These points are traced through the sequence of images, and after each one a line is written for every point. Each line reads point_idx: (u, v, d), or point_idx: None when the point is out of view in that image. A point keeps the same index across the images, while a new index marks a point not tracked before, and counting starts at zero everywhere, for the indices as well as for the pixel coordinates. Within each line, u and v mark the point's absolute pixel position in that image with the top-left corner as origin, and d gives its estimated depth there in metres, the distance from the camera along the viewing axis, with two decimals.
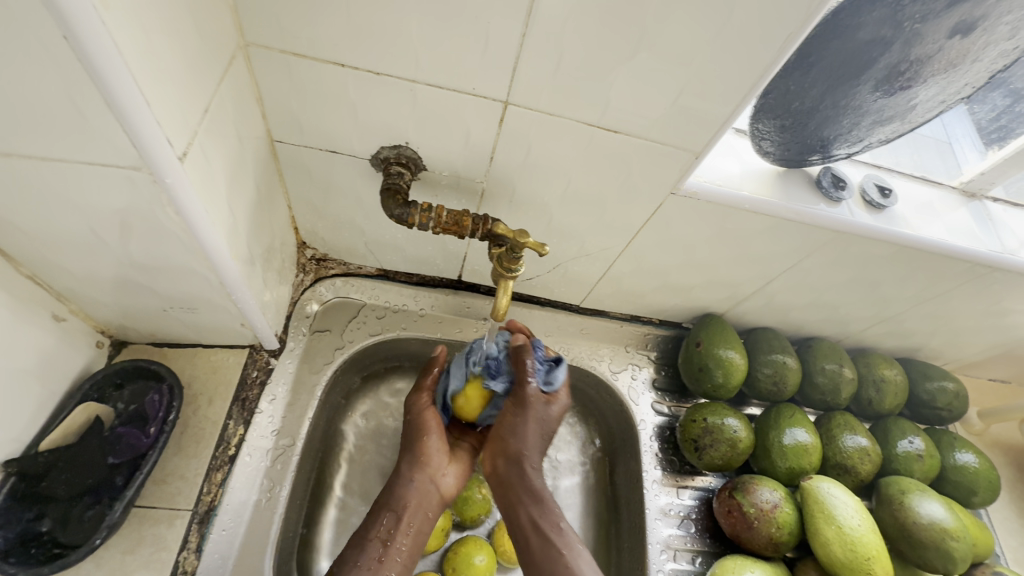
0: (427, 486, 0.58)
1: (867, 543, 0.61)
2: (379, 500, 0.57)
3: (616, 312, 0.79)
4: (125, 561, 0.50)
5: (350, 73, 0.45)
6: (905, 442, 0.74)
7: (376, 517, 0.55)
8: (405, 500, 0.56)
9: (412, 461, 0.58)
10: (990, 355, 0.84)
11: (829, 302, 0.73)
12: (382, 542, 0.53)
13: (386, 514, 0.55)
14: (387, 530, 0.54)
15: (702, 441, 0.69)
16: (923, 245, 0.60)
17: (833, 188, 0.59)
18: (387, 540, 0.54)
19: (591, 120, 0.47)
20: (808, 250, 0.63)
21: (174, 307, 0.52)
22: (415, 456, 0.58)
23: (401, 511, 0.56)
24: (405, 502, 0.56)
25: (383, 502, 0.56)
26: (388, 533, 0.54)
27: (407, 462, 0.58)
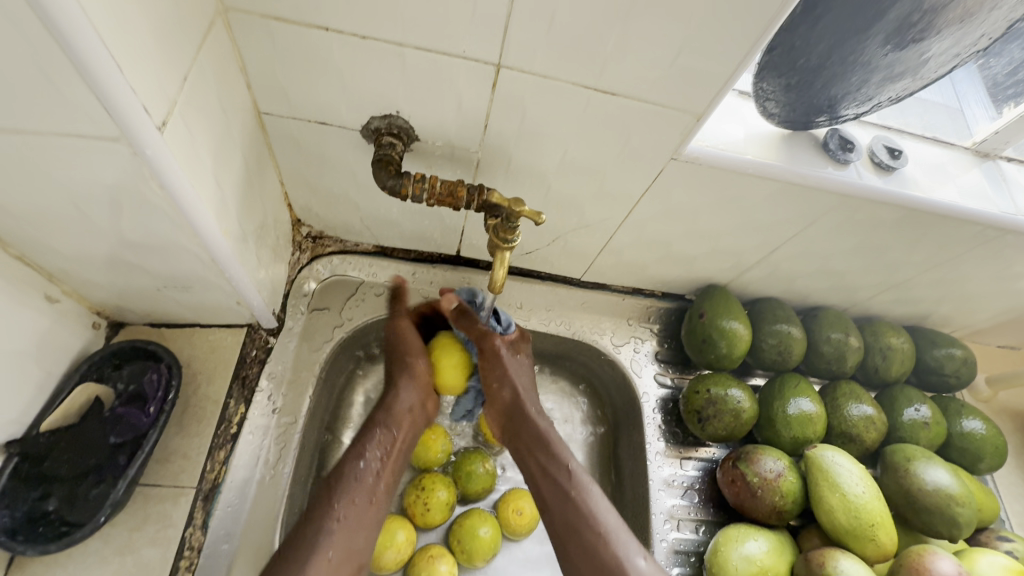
0: (415, 410, 0.62)
1: (872, 509, 0.60)
2: (372, 423, 0.60)
3: (618, 284, 0.78)
4: (132, 538, 0.51)
5: (334, 37, 0.43)
6: (911, 410, 0.73)
7: (369, 433, 0.58)
8: (398, 420, 0.60)
9: (402, 385, 0.62)
10: (1000, 322, 0.82)
11: (835, 269, 0.71)
12: (375, 459, 0.57)
13: (379, 431, 0.59)
14: (376, 448, 0.57)
15: (706, 412, 0.69)
16: (934, 208, 0.59)
17: (841, 150, 0.57)
18: (378, 456, 0.57)
19: (588, 82, 0.46)
20: (815, 216, 0.61)
21: (167, 287, 0.52)
22: (406, 374, 0.63)
23: (394, 430, 0.59)
24: (398, 421, 0.60)
25: (375, 420, 0.60)
26: (378, 451, 0.57)
27: (397, 383, 0.62)
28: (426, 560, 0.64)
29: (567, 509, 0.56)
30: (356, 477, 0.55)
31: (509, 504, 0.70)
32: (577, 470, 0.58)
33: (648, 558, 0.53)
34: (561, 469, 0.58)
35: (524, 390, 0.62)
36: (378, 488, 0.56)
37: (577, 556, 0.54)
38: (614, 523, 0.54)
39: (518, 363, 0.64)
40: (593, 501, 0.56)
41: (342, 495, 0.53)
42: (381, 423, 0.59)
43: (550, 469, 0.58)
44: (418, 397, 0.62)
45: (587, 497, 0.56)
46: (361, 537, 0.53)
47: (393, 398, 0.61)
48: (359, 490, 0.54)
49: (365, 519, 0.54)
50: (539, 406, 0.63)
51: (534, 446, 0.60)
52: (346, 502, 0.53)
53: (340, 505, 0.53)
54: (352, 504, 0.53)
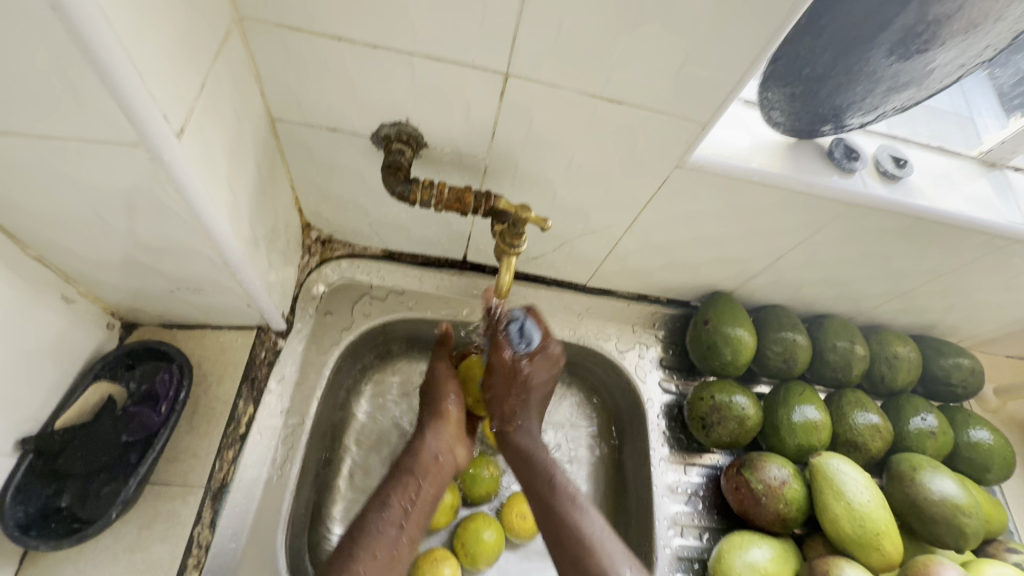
0: (442, 456, 0.61)
1: (877, 518, 0.60)
2: (404, 476, 0.58)
3: (624, 290, 0.79)
4: (141, 535, 0.51)
5: (347, 46, 0.44)
6: (917, 420, 0.73)
7: (397, 479, 0.58)
8: (426, 469, 0.59)
9: (428, 429, 0.62)
10: (1006, 332, 0.82)
11: (840, 278, 0.71)
12: (398, 511, 0.55)
13: (406, 479, 0.58)
14: (402, 497, 0.56)
15: (710, 418, 0.69)
16: (940, 217, 0.59)
17: (846, 159, 0.57)
18: (405, 508, 0.56)
19: (594, 91, 0.46)
20: (820, 224, 0.61)
21: (180, 289, 0.53)
22: (434, 419, 0.62)
23: (422, 478, 0.58)
24: (424, 470, 0.59)
25: (402, 466, 0.59)
26: (405, 500, 0.56)
27: (424, 430, 0.62)
28: (429, 563, 0.64)
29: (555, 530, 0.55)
30: (379, 528, 0.53)
31: (513, 508, 0.70)
32: (564, 481, 0.58)
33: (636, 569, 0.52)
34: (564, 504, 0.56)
35: (535, 412, 0.65)
36: (400, 542, 0.54)
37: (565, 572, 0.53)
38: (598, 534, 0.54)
39: (534, 388, 0.63)
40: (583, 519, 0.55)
41: (365, 548, 0.52)
42: (412, 474, 0.58)
43: (547, 512, 0.57)
44: (444, 444, 0.62)
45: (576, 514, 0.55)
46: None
47: (424, 445, 0.61)
48: (380, 542, 0.52)
49: (383, 573, 0.51)
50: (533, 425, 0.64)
51: (523, 468, 0.61)
52: (366, 555, 0.51)
53: (362, 558, 0.51)
54: (373, 557, 0.51)
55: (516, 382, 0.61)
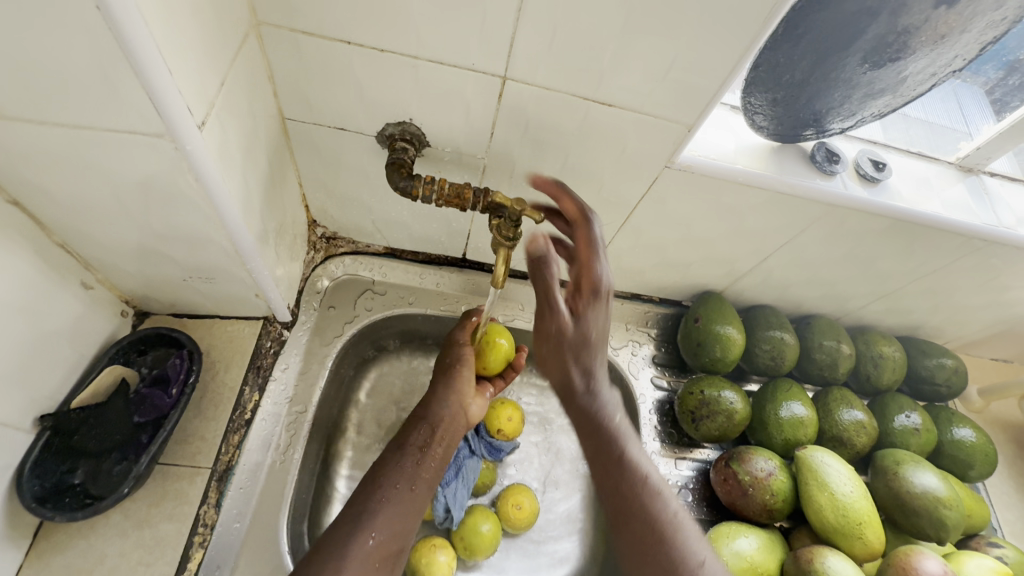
0: (455, 408, 0.63)
1: (859, 508, 0.62)
2: (421, 419, 0.61)
3: (618, 289, 0.81)
4: (150, 513, 0.53)
5: (356, 50, 0.47)
6: (902, 417, 0.75)
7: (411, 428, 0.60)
8: (440, 417, 0.62)
9: (441, 383, 0.64)
10: (991, 334, 0.84)
11: (826, 278, 0.74)
12: (416, 454, 0.58)
13: (421, 426, 0.61)
14: (420, 441, 0.59)
15: (699, 412, 0.71)
16: (919, 218, 0.61)
17: (827, 162, 0.60)
18: (420, 450, 0.58)
19: (586, 94, 0.49)
20: (805, 224, 0.64)
21: (192, 277, 0.55)
22: (445, 375, 0.65)
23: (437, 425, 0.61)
24: (440, 418, 0.62)
25: (416, 416, 0.62)
26: (421, 444, 0.59)
27: (437, 384, 0.64)
28: (426, 549, 0.66)
29: (639, 523, 0.47)
30: (399, 466, 0.56)
31: (509, 499, 0.72)
32: (634, 456, 0.51)
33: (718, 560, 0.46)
34: (631, 496, 0.49)
35: (592, 339, 0.54)
36: (418, 479, 0.56)
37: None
38: (673, 519, 0.48)
39: (594, 310, 0.53)
40: (656, 487, 0.49)
41: (384, 481, 0.54)
42: (429, 420, 0.61)
43: (620, 505, 0.49)
44: (458, 397, 0.64)
45: (645, 486, 0.49)
46: (402, 522, 0.53)
47: (435, 396, 0.63)
48: (399, 477, 0.55)
49: (409, 504, 0.54)
50: (601, 375, 0.54)
51: (584, 418, 0.54)
52: (389, 486, 0.54)
53: (383, 488, 0.54)
54: (393, 489, 0.54)
55: (584, 300, 0.53)
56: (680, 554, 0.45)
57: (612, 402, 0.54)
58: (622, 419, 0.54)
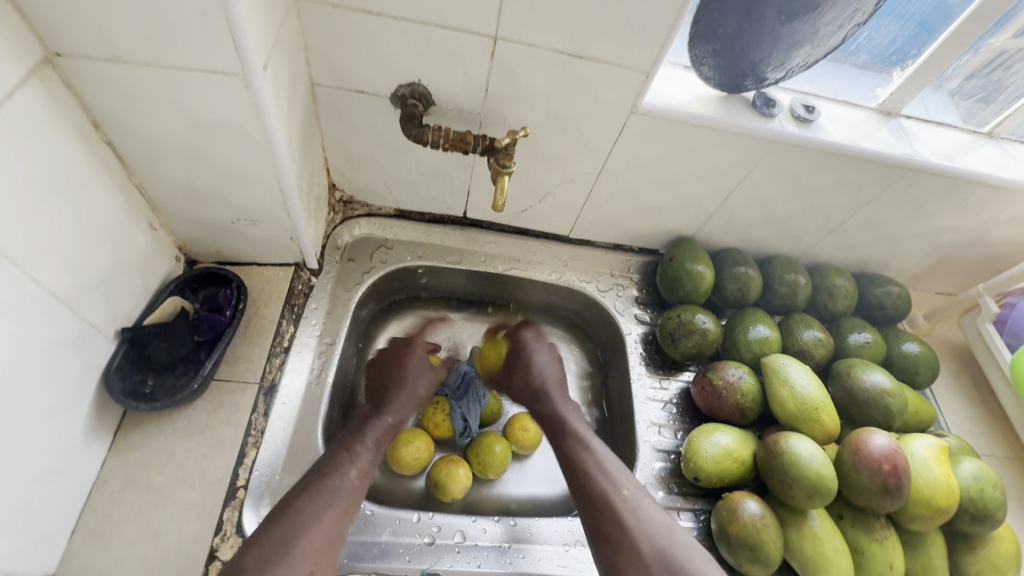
0: (383, 436, 0.68)
1: (815, 396, 0.72)
2: (379, 429, 0.69)
3: (601, 241, 0.93)
4: (209, 418, 0.62)
5: (375, 19, 0.59)
6: (855, 335, 0.86)
7: (346, 448, 0.63)
8: (372, 441, 0.66)
9: (369, 414, 0.70)
10: (930, 265, 0.96)
11: (779, 216, 0.86)
12: (352, 471, 0.60)
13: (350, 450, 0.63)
14: (361, 464, 0.61)
15: (677, 333, 0.81)
16: (845, 150, 0.73)
17: (766, 106, 0.72)
18: (359, 474, 0.60)
19: (562, 49, 0.61)
20: (754, 162, 0.76)
21: (240, 219, 0.65)
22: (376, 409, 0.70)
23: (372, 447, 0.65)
24: (373, 443, 0.66)
25: (352, 441, 0.64)
26: (370, 458, 0.63)
27: (364, 429, 0.66)
28: (445, 463, 0.75)
29: (578, 477, 0.66)
30: (335, 482, 0.58)
31: (515, 422, 0.81)
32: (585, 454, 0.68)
33: (631, 489, 0.64)
34: (583, 459, 0.68)
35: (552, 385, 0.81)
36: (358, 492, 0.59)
37: (582, 509, 0.64)
38: (602, 469, 0.66)
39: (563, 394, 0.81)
40: (591, 447, 0.69)
41: (327, 497, 0.56)
42: (387, 428, 0.70)
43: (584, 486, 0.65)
44: (387, 427, 0.69)
45: (591, 457, 0.67)
46: (339, 533, 0.55)
47: (370, 423, 0.68)
48: (338, 493, 0.57)
49: (339, 523, 0.55)
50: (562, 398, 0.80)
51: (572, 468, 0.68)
52: (324, 505, 0.56)
53: (326, 508, 0.56)
54: (333, 505, 0.56)
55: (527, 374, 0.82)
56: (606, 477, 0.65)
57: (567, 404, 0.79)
58: (577, 417, 0.76)
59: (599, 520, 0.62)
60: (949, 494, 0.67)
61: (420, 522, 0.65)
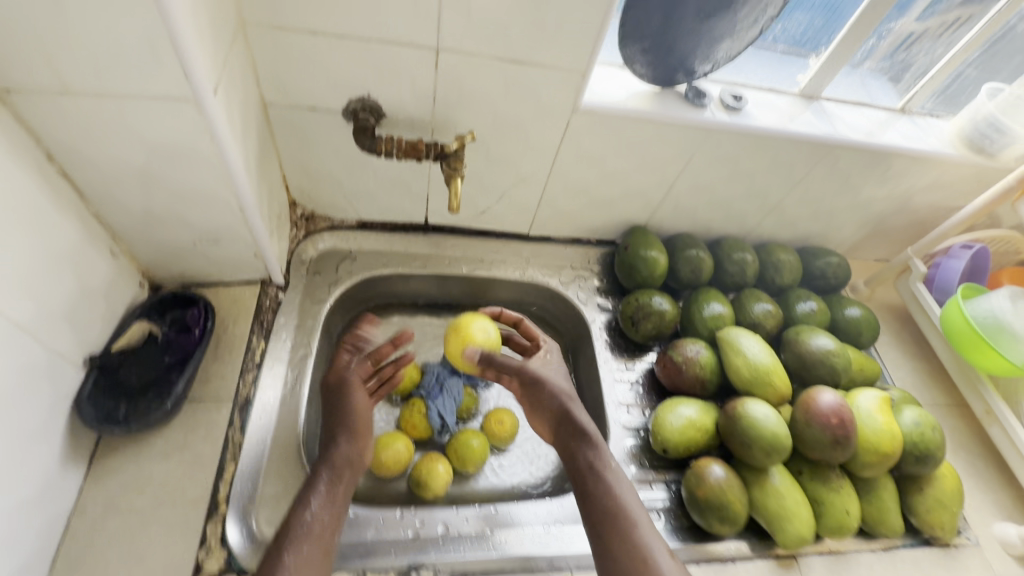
0: (355, 461, 0.64)
1: (766, 362, 0.77)
2: (331, 469, 0.61)
3: (560, 236, 0.97)
4: (185, 437, 0.63)
5: (321, 38, 0.61)
6: (802, 305, 0.92)
7: (313, 484, 0.59)
8: (337, 470, 0.62)
9: (338, 436, 0.65)
10: (865, 234, 1.03)
11: (722, 199, 0.91)
12: (317, 504, 0.57)
13: (321, 479, 0.60)
14: (325, 499, 0.58)
15: (637, 316, 0.86)
16: (773, 132, 0.79)
17: (696, 97, 0.78)
18: (327, 510, 0.57)
19: (502, 56, 0.65)
20: (693, 150, 0.81)
21: (202, 240, 0.67)
22: (343, 430, 0.66)
23: (339, 475, 0.61)
24: (340, 469, 0.62)
25: (319, 470, 0.61)
26: (329, 499, 0.58)
27: (336, 441, 0.64)
28: (426, 463, 0.77)
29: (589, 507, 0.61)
30: (300, 524, 0.54)
31: (491, 417, 0.84)
32: (608, 483, 0.62)
33: (650, 519, 0.60)
34: (603, 483, 0.62)
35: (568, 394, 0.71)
36: (329, 529, 0.56)
37: (592, 532, 0.59)
38: (623, 494, 0.61)
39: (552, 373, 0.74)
40: (608, 466, 0.64)
41: (293, 546, 0.52)
42: (336, 467, 0.62)
43: (593, 513, 0.60)
44: (354, 447, 0.65)
45: (614, 489, 0.61)
46: None
47: (335, 447, 0.64)
48: (309, 536, 0.54)
49: (319, 564, 0.53)
50: (577, 406, 0.70)
51: (575, 470, 0.65)
52: (295, 551, 0.52)
53: (292, 552, 0.52)
54: (301, 552, 0.52)
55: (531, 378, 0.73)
56: (635, 531, 0.58)
57: (589, 423, 0.68)
58: (597, 430, 0.67)
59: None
60: (893, 440, 0.73)
61: (403, 518, 0.66)
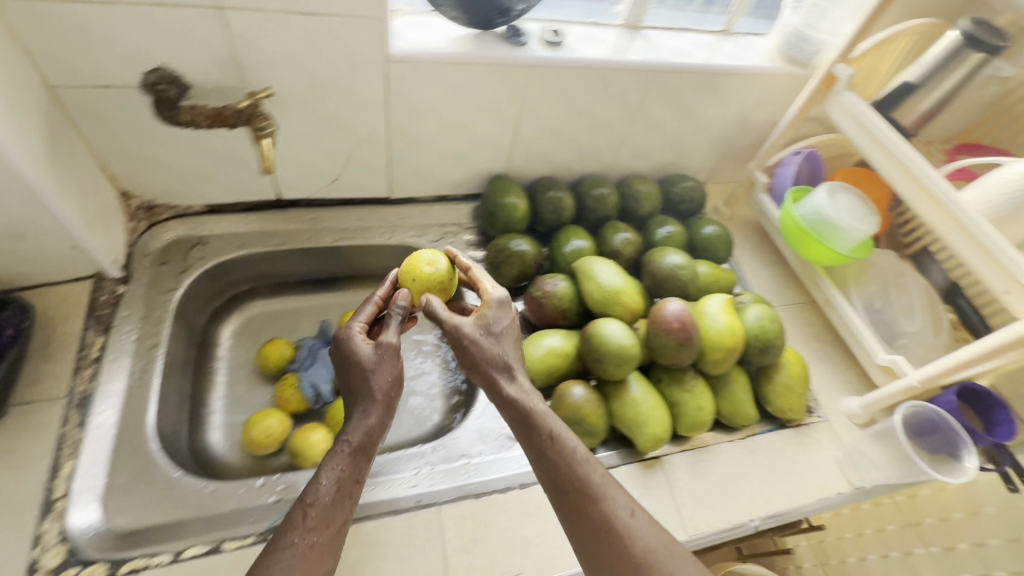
0: (371, 432, 0.58)
1: (616, 284, 0.81)
2: (353, 449, 0.56)
3: (423, 195, 0.98)
4: (15, 438, 0.62)
5: (85, 7, 0.58)
6: (661, 229, 0.97)
7: (333, 455, 0.56)
8: (354, 442, 0.57)
9: (355, 405, 0.58)
10: (718, 156, 1.09)
11: (570, 137, 0.94)
12: (331, 478, 0.55)
13: (340, 452, 0.56)
14: (344, 476, 0.55)
15: (499, 260, 0.88)
16: (594, 63, 0.82)
17: (515, 36, 0.80)
18: (341, 488, 0.54)
19: (291, 9, 0.64)
20: (523, 90, 0.83)
21: (4, 236, 0.64)
22: (359, 399, 0.58)
23: (360, 451, 0.57)
24: (363, 444, 0.57)
25: (339, 442, 0.57)
26: (345, 474, 0.55)
27: (351, 412, 0.58)
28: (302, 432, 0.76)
29: (558, 482, 0.56)
30: (311, 500, 0.53)
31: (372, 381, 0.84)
32: (573, 451, 0.57)
33: (637, 510, 0.56)
34: (573, 464, 0.56)
35: (512, 360, 0.63)
36: (337, 512, 0.53)
37: (570, 531, 0.55)
38: (601, 482, 0.56)
39: (500, 339, 0.63)
40: (566, 440, 0.58)
41: (303, 526, 0.52)
42: (358, 447, 0.57)
43: (561, 487, 0.56)
44: (369, 419, 0.58)
45: (577, 462, 0.57)
46: (327, 559, 0.51)
47: (352, 419, 0.58)
48: (316, 517, 0.52)
49: (333, 539, 0.52)
50: (519, 375, 0.63)
51: (535, 441, 0.58)
52: (293, 531, 0.51)
53: (297, 535, 0.51)
54: (309, 533, 0.51)
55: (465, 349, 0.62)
56: (607, 509, 0.54)
57: (531, 392, 0.62)
58: (544, 407, 0.61)
59: (605, 554, 0.53)
60: (735, 336, 0.78)
61: (267, 485, 0.66)
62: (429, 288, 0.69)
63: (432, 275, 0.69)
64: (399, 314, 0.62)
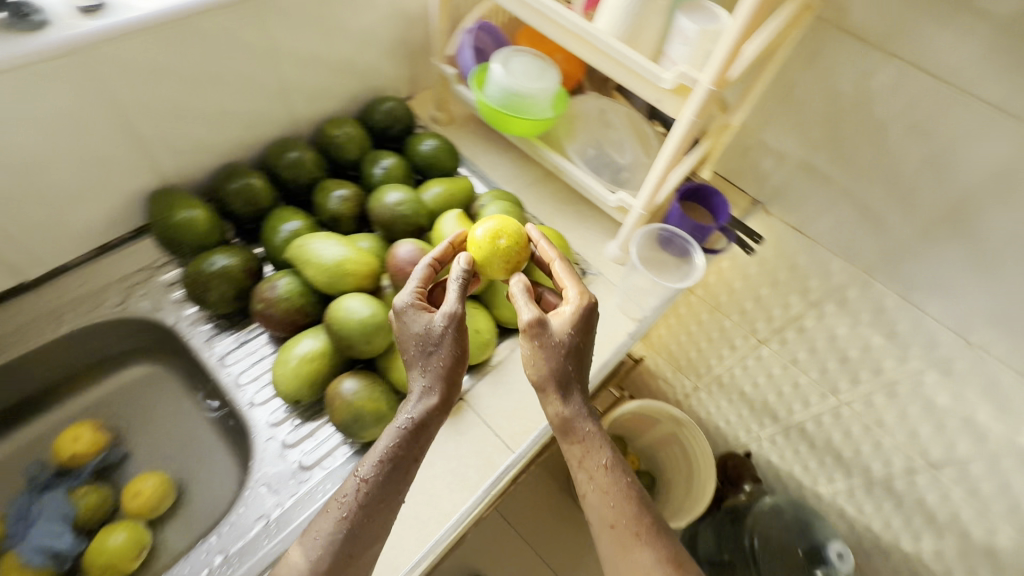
0: (416, 419, 0.59)
1: (339, 257, 0.71)
2: (412, 430, 0.58)
3: (73, 258, 0.76)
4: None
5: None
6: (377, 167, 0.87)
7: (387, 432, 0.59)
8: (411, 424, 0.59)
9: (418, 371, 0.61)
10: (407, 63, 0.99)
11: (213, 110, 0.77)
12: (370, 466, 0.57)
13: (392, 435, 0.58)
14: (381, 468, 0.57)
15: (203, 290, 0.73)
16: (162, 15, 0.64)
17: (22, 18, 0.58)
18: (374, 478, 0.57)
19: None
20: (90, 82, 0.64)
21: None
22: (418, 360, 0.61)
23: (416, 432, 0.59)
24: (424, 428, 0.59)
25: (394, 420, 0.60)
26: (395, 453, 0.57)
27: (412, 378, 0.62)
28: None
29: (603, 506, 0.61)
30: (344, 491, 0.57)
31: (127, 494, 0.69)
32: (614, 480, 0.61)
33: (669, 553, 0.58)
34: (625, 501, 0.60)
35: (575, 378, 0.63)
36: (371, 495, 0.56)
37: (610, 545, 0.60)
38: (648, 526, 0.59)
39: (561, 347, 0.62)
40: (620, 474, 0.62)
41: (341, 511, 0.56)
42: (416, 426, 0.59)
43: (601, 509, 0.61)
44: (435, 400, 0.60)
45: (622, 497, 0.60)
46: (367, 546, 0.56)
47: (413, 392, 0.61)
48: (353, 513, 0.55)
49: (367, 527, 0.55)
50: (578, 394, 0.64)
51: (580, 447, 0.63)
52: (338, 516, 0.56)
53: (336, 512, 0.56)
54: (344, 516, 0.55)
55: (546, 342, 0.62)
56: (648, 551, 0.58)
57: (585, 412, 0.64)
58: (594, 429, 0.63)
59: None
60: None
61: None
62: (503, 261, 0.67)
63: (491, 245, 0.66)
64: (460, 280, 0.63)
